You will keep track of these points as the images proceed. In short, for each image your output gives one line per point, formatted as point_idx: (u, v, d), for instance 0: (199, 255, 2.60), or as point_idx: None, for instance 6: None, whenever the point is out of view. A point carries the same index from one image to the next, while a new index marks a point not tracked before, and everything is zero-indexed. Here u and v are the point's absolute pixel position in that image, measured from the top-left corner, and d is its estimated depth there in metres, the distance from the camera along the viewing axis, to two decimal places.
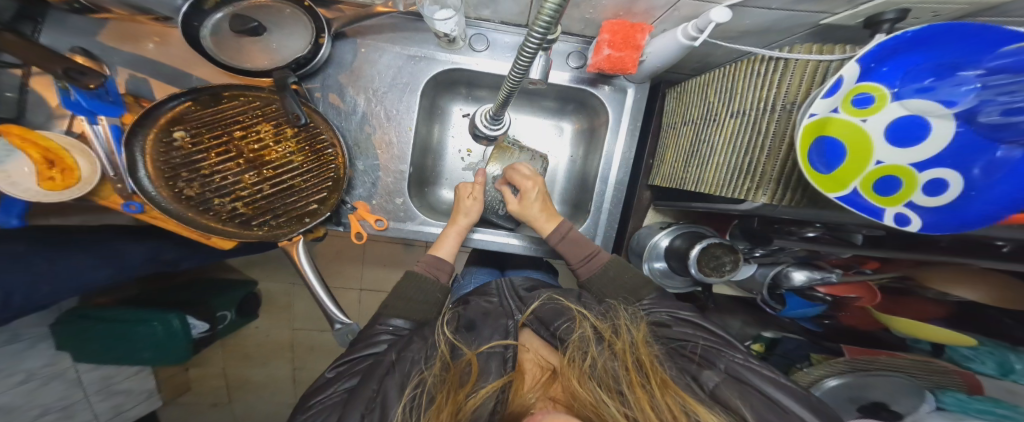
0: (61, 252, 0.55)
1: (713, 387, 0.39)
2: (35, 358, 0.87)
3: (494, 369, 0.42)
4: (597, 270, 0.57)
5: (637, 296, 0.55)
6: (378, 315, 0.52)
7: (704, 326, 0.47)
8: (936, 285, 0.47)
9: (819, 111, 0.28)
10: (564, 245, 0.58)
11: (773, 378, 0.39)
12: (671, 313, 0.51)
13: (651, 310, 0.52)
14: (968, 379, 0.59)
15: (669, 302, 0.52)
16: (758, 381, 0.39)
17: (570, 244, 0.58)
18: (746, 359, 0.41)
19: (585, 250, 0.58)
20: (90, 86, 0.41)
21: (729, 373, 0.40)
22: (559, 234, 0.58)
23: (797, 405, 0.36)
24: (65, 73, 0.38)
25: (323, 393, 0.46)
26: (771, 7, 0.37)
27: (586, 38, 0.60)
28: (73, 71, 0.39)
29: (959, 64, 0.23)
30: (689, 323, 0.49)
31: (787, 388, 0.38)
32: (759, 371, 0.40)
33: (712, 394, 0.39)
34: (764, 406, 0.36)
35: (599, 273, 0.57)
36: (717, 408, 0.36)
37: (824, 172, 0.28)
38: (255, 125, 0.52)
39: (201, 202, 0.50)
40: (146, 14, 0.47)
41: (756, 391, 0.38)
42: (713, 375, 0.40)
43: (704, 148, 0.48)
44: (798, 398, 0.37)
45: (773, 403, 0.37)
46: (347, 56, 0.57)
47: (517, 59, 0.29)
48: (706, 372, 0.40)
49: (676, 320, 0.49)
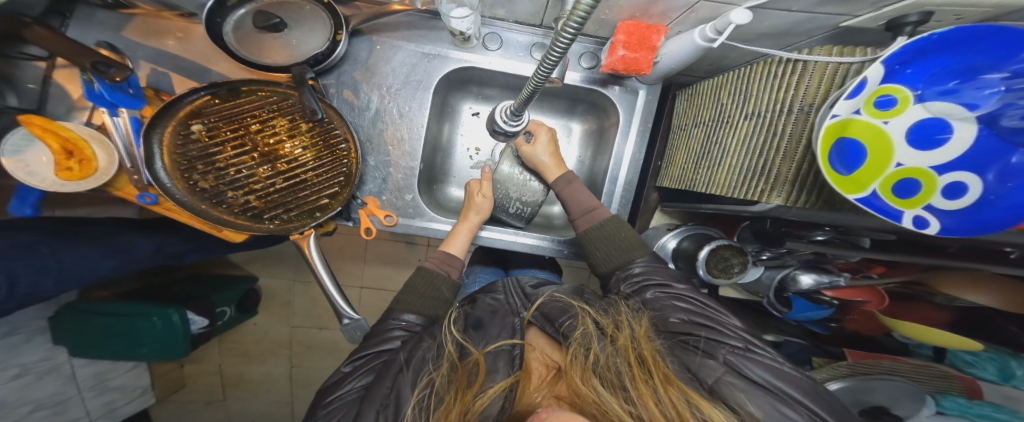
0: (69, 244, 0.55)
1: (714, 383, 0.39)
2: (30, 353, 0.86)
3: (502, 368, 0.42)
4: (596, 223, 0.58)
5: (630, 256, 0.55)
6: (390, 310, 0.52)
7: (694, 306, 0.48)
8: (948, 290, 0.48)
9: (841, 112, 0.29)
10: (568, 191, 0.61)
11: (767, 364, 0.40)
12: (660, 290, 0.50)
13: (641, 284, 0.52)
14: (969, 385, 0.59)
15: (662, 271, 0.53)
16: (754, 370, 0.39)
17: (574, 191, 0.61)
18: (745, 348, 0.42)
19: (587, 202, 0.60)
20: (117, 79, 0.40)
21: (729, 366, 0.40)
22: (565, 180, 0.61)
23: (798, 394, 0.37)
24: (93, 66, 0.39)
25: (337, 391, 0.46)
26: (792, 9, 0.38)
27: (599, 38, 0.60)
28: (101, 65, 0.39)
29: (984, 67, 0.24)
30: (680, 302, 0.49)
31: (786, 377, 0.38)
32: (757, 360, 0.40)
33: (712, 389, 0.38)
34: (765, 401, 0.36)
35: (597, 227, 0.57)
36: (721, 405, 0.37)
37: (843, 174, 0.29)
38: (271, 119, 0.52)
39: (214, 194, 0.50)
40: (171, 9, 0.48)
41: (754, 383, 0.38)
42: (714, 369, 0.40)
43: (715, 150, 0.49)
44: (803, 390, 0.38)
45: (773, 394, 0.37)
46: (363, 53, 0.58)
47: (545, 58, 0.29)
48: (706, 367, 0.40)
49: (666, 299, 0.49)
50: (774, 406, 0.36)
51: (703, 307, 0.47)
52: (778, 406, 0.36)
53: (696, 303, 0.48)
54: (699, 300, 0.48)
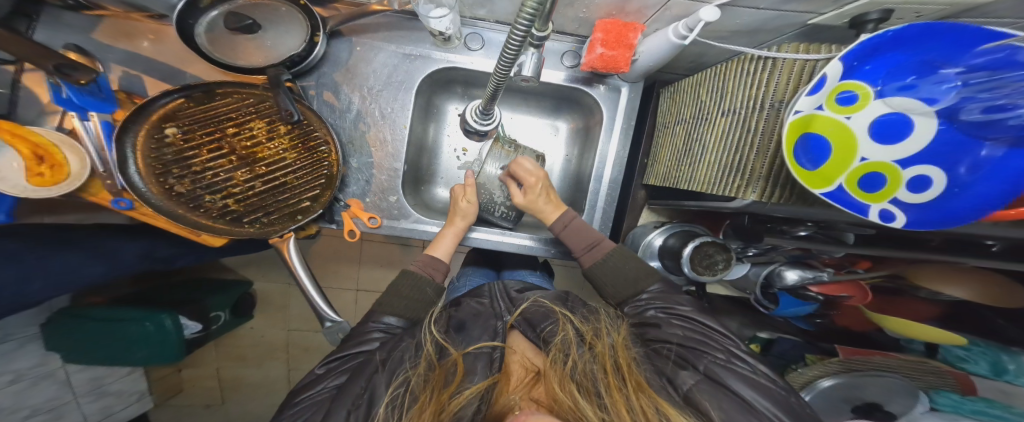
0: (52, 247, 0.55)
1: (687, 390, 0.40)
2: (24, 359, 0.86)
3: (480, 370, 0.43)
4: (599, 258, 0.56)
5: (637, 288, 0.53)
6: (371, 312, 0.52)
7: (694, 325, 0.46)
8: (925, 282, 0.48)
9: (804, 108, 0.30)
10: (568, 235, 0.58)
11: (749, 378, 0.39)
12: (663, 310, 0.49)
13: (645, 307, 0.51)
14: (961, 378, 0.60)
15: (669, 295, 0.51)
16: (737, 383, 0.39)
17: (573, 233, 0.58)
18: (727, 359, 0.41)
19: (588, 239, 0.58)
20: (81, 81, 0.42)
21: (708, 375, 0.40)
22: (562, 223, 0.58)
23: (775, 409, 0.37)
24: (57, 69, 0.39)
25: (308, 391, 0.45)
26: (759, 7, 0.38)
27: (580, 37, 0.61)
28: (66, 67, 0.40)
29: (940, 62, 0.25)
30: (679, 321, 0.47)
31: (766, 390, 0.38)
32: (738, 373, 0.40)
33: (686, 396, 0.39)
34: (735, 408, 0.37)
35: (601, 262, 0.56)
36: (688, 410, 0.37)
37: (809, 168, 0.30)
38: (248, 122, 0.52)
39: (191, 198, 0.50)
40: (140, 10, 0.48)
41: (731, 393, 0.38)
42: (689, 377, 0.41)
43: (696, 147, 0.49)
44: (776, 402, 0.38)
45: (748, 406, 0.37)
46: (343, 55, 0.58)
47: (503, 53, 0.30)
48: (680, 375, 0.41)
49: (666, 318, 0.48)
50: (744, 414, 0.36)
51: (701, 326, 0.46)
52: (749, 416, 0.36)
53: (698, 324, 0.46)
54: (702, 321, 0.46)
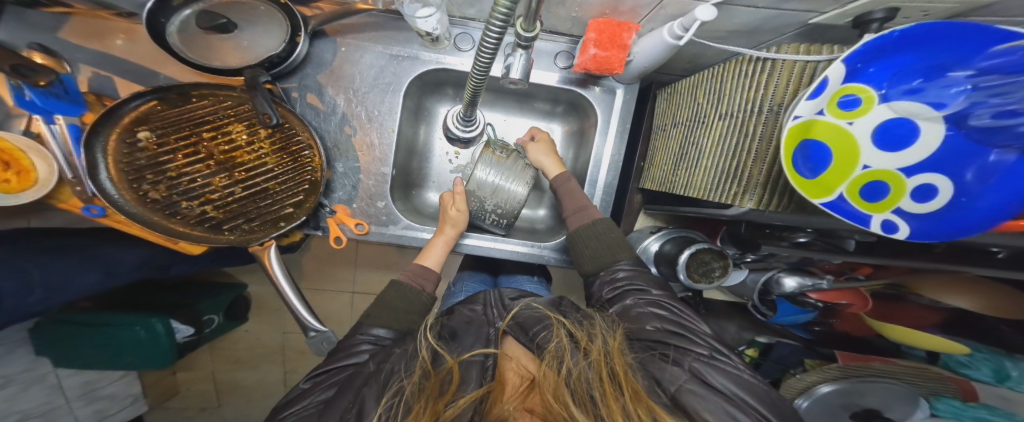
0: (32, 253, 0.53)
1: (676, 391, 0.38)
2: (11, 364, 0.84)
3: (473, 378, 0.40)
4: (586, 222, 0.57)
5: (614, 260, 0.54)
6: (358, 324, 0.50)
7: (670, 315, 0.46)
8: (927, 292, 0.48)
9: (803, 113, 0.28)
10: (563, 191, 0.60)
11: (731, 373, 0.39)
12: (640, 296, 0.49)
13: (622, 289, 0.51)
14: (963, 386, 0.57)
15: (642, 276, 0.52)
16: (719, 379, 0.38)
17: (569, 192, 0.60)
18: (710, 355, 0.41)
19: (581, 202, 0.59)
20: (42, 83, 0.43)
21: (694, 374, 0.39)
22: (561, 178, 0.61)
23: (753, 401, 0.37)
24: (14, 69, 0.40)
25: (294, 406, 0.43)
26: (758, 5, 0.36)
27: (574, 37, 0.59)
28: (22, 68, 0.41)
29: (950, 64, 0.23)
30: (655, 309, 0.47)
31: (746, 385, 0.38)
32: (722, 369, 0.39)
33: (675, 398, 0.38)
34: (721, 407, 0.36)
35: (588, 225, 0.57)
36: (679, 415, 0.36)
37: (808, 177, 0.29)
38: (226, 126, 0.50)
39: (167, 205, 0.48)
40: (108, 9, 0.46)
41: (715, 390, 0.38)
42: (677, 376, 0.39)
43: (693, 151, 0.47)
44: (756, 395, 0.38)
45: (730, 401, 0.37)
46: (327, 55, 0.56)
47: (478, 55, 0.29)
48: (668, 372, 0.39)
49: (644, 306, 0.48)
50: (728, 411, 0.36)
51: (677, 315, 0.46)
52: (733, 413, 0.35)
53: (672, 311, 0.47)
54: (675, 308, 0.47)
